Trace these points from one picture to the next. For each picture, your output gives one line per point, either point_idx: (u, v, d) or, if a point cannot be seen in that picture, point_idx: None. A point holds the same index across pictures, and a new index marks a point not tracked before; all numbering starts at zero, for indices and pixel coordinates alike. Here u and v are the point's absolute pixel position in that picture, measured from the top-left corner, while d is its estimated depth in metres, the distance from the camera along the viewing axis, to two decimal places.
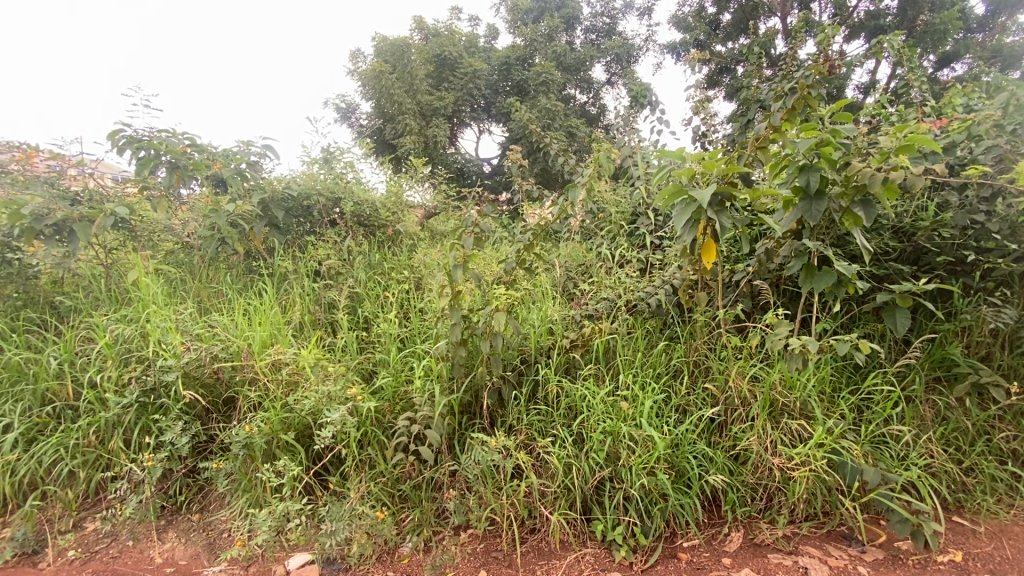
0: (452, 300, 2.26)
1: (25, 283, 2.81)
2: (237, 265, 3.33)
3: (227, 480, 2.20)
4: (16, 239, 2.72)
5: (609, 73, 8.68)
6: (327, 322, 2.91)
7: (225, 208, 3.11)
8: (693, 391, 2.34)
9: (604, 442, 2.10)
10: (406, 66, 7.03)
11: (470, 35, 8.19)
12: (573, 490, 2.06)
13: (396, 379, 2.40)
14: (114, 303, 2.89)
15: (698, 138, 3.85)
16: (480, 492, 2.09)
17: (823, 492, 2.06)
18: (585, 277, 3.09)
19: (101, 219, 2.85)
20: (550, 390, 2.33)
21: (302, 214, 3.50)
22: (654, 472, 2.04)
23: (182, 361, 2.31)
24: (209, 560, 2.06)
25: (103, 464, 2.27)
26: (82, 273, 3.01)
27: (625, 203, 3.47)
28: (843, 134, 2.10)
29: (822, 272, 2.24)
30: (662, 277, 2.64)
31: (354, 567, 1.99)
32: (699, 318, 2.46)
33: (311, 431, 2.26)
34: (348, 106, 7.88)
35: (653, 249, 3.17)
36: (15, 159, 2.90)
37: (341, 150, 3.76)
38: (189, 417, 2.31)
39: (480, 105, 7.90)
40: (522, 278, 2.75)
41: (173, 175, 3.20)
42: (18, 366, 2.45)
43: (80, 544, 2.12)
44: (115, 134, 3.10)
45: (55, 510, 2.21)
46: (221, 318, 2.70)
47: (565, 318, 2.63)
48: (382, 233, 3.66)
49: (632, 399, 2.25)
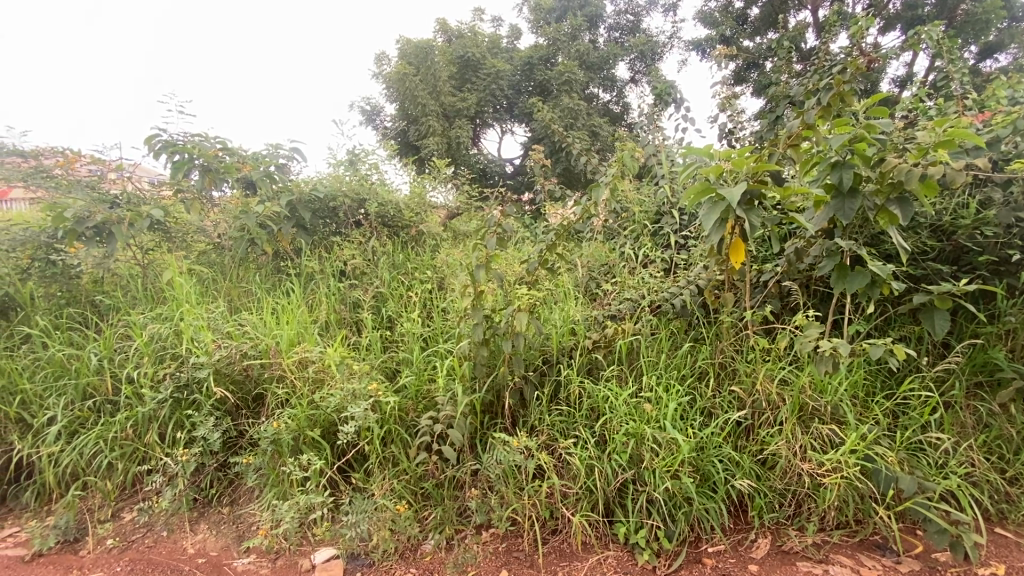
0: (474, 300, 2.29)
1: (68, 283, 2.95)
2: (265, 265, 3.38)
3: (255, 474, 2.24)
4: (59, 240, 2.87)
5: (633, 71, 8.58)
6: (351, 321, 2.96)
7: (254, 209, 3.19)
8: (719, 393, 2.30)
9: (627, 444, 2.07)
10: (429, 67, 7.11)
11: (493, 36, 8.21)
12: (595, 492, 2.05)
13: (418, 378, 2.42)
14: (150, 302, 3.00)
15: (724, 135, 3.80)
16: (502, 491, 2.09)
17: (855, 499, 2.00)
18: (607, 277, 3.06)
19: (137, 221, 2.97)
20: (572, 391, 2.32)
21: (327, 215, 3.58)
22: (678, 476, 2.00)
23: (213, 358, 2.38)
24: (238, 552, 2.12)
25: (140, 457, 2.35)
26: (120, 272, 3.12)
27: (648, 202, 3.43)
28: (879, 129, 2.03)
29: (855, 272, 2.16)
30: (687, 277, 2.61)
31: (377, 563, 2.02)
32: (725, 319, 2.40)
33: (336, 428, 2.30)
34: (373, 109, 7.96)
35: (677, 249, 3.13)
36: (57, 163, 2.99)
37: (366, 152, 3.83)
38: (220, 413, 2.38)
39: (503, 105, 7.92)
40: (545, 278, 2.74)
41: (206, 177, 3.30)
42: (62, 362, 2.56)
43: (118, 533, 2.21)
44: (151, 138, 3.22)
45: (94, 500, 2.30)
46: (250, 317, 2.76)
47: (587, 318, 2.61)
48: (406, 234, 3.70)
49: (656, 401, 2.22)
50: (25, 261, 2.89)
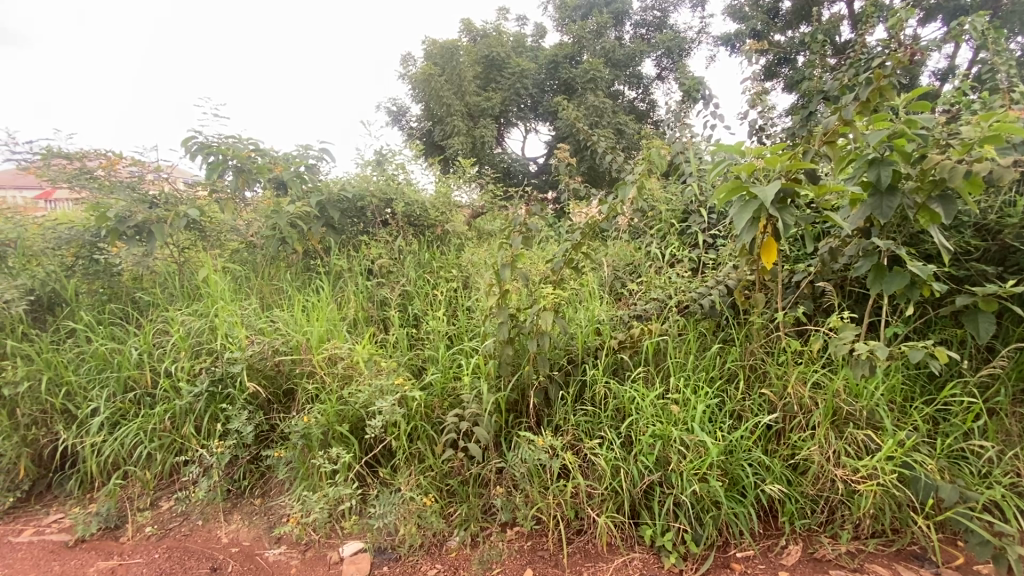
0: (500, 298, 2.30)
1: (110, 280, 3.09)
2: (295, 264, 3.45)
3: (286, 467, 2.30)
4: (102, 240, 3.03)
5: (660, 67, 8.47)
6: (378, 319, 3.01)
7: (285, 209, 3.27)
8: (749, 395, 2.26)
9: (654, 445, 2.05)
10: (454, 67, 7.15)
11: (518, 35, 8.20)
12: (621, 493, 2.03)
13: (444, 375, 2.45)
14: (187, 299, 3.10)
15: (754, 132, 3.72)
16: (526, 490, 2.10)
17: (892, 508, 1.93)
18: (633, 276, 3.03)
19: (174, 220, 3.08)
20: (598, 391, 2.30)
21: (355, 215, 3.64)
22: (706, 479, 1.97)
23: (246, 354, 2.44)
24: (270, 543, 2.18)
25: (177, 448, 2.43)
26: (158, 270, 3.23)
27: (675, 200, 3.38)
28: (921, 124, 1.96)
29: (893, 273, 2.09)
30: (716, 276, 2.56)
31: (403, 558, 2.04)
32: (756, 321, 2.35)
33: (363, 424, 2.34)
34: (399, 110, 8.03)
35: (705, 248, 3.08)
36: (100, 165, 3.12)
37: (393, 153, 3.88)
38: (253, 407, 2.44)
39: (527, 104, 7.91)
40: (570, 277, 2.73)
41: (239, 178, 3.43)
42: (104, 356, 2.67)
43: (156, 521, 2.30)
44: (188, 140, 3.33)
45: (134, 489, 2.39)
46: (282, 313, 2.82)
47: (612, 318, 2.59)
48: (431, 233, 3.74)
49: (684, 402, 2.19)
50: (70, 259, 3.04)
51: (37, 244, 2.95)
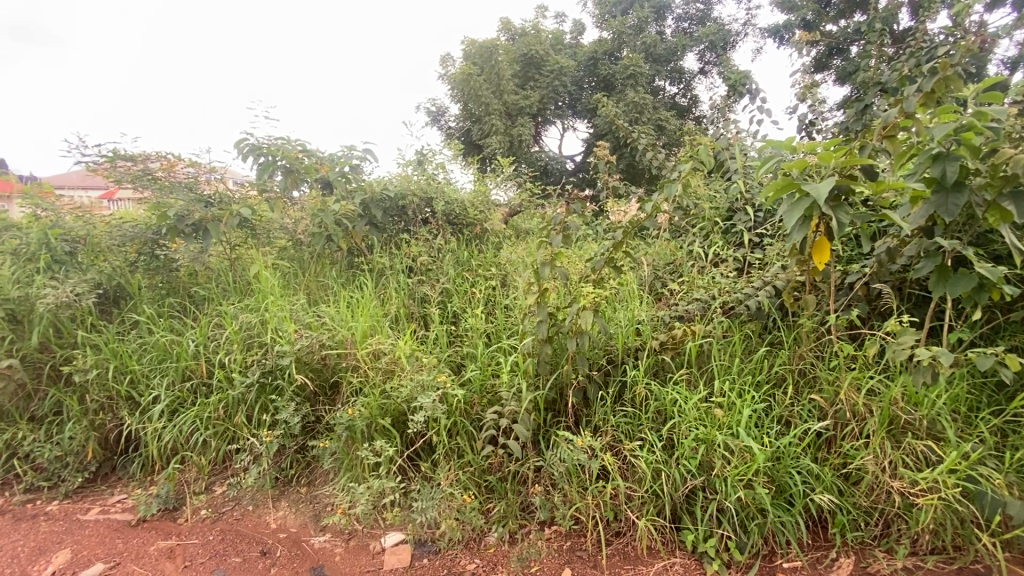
0: (539, 297, 2.31)
1: (169, 275, 3.27)
2: (340, 261, 3.55)
3: (331, 458, 2.38)
4: (163, 237, 3.20)
5: (703, 61, 8.27)
6: (419, 316, 3.07)
7: (331, 208, 3.37)
8: (798, 401, 2.17)
9: (696, 449, 2.01)
10: (493, 67, 7.18)
11: (556, 32, 8.16)
12: (662, 496, 2.00)
13: (483, 372, 2.47)
14: (239, 294, 3.24)
15: (803, 127, 3.58)
16: (565, 490, 2.09)
17: (954, 524, 1.82)
18: (674, 276, 2.97)
19: (227, 219, 3.22)
20: (638, 392, 2.26)
21: (397, 214, 3.72)
22: (752, 485, 1.91)
23: (295, 347, 2.53)
24: (315, 530, 2.26)
25: (230, 436, 2.55)
26: (213, 266, 3.40)
27: (719, 198, 3.29)
28: (993, 116, 1.83)
29: (958, 275, 1.97)
30: (763, 277, 2.48)
31: (442, 551, 2.08)
32: (806, 323, 2.26)
33: (405, 418, 2.39)
34: (437, 110, 8.12)
35: (750, 247, 2.99)
36: (161, 166, 3.26)
37: (433, 152, 3.95)
38: (300, 398, 2.54)
39: (565, 102, 7.87)
40: (610, 276, 2.70)
41: (289, 178, 3.55)
42: (165, 346, 2.83)
43: (210, 505, 2.42)
44: (241, 142, 3.48)
45: (190, 473, 2.53)
46: (327, 309, 2.92)
47: (653, 318, 2.55)
48: (470, 231, 3.78)
49: (728, 406, 2.13)
50: (133, 255, 3.23)
51: (105, 241, 3.14)
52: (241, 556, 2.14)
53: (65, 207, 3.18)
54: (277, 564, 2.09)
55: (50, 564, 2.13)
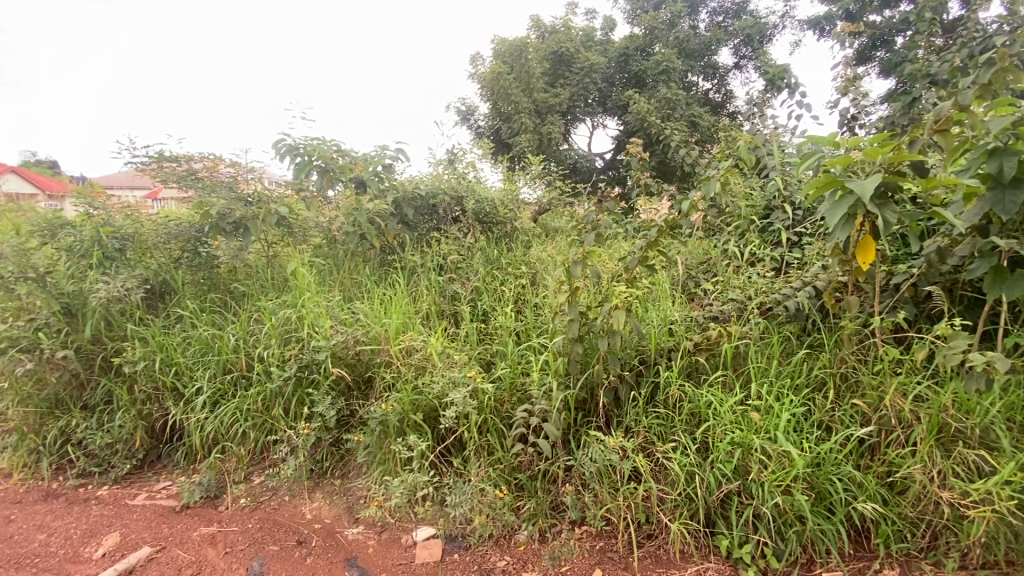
0: (570, 296, 2.29)
1: (210, 271, 3.40)
2: (373, 258, 3.61)
3: (365, 451, 2.42)
4: (205, 234, 3.31)
5: (738, 56, 8.06)
6: (450, 313, 3.10)
7: (365, 207, 3.44)
8: (839, 406, 2.10)
9: (731, 453, 1.96)
10: (523, 66, 7.17)
11: (587, 29, 8.08)
12: (696, 500, 1.97)
13: (513, 370, 2.47)
14: (277, 290, 3.34)
15: (845, 122, 3.45)
16: (596, 490, 2.08)
17: (1009, 538, 1.73)
18: (708, 276, 2.91)
19: (266, 217, 3.32)
20: (671, 393, 2.22)
21: (428, 212, 3.76)
22: (790, 492, 1.86)
23: (331, 342, 2.59)
24: (349, 522, 2.31)
25: (268, 428, 2.63)
26: (252, 263, 3.51)
27: (756, 196, 3.21)
28: None
29: (1015, 276, 1.86)
30: (803, 277, 2.41)
31: (473, 547, 2.10)
32: (848, 325, 2.18)
33: (436, 414, 2.41)
34: (467, 109, 8.17)
35: (788, 246, 2.90)
36: (204, 166, 3.39)
37: (463, 151, 4.00)
38: (335, 392, 2.60)
39: (595, 99, 7.80)
40: (642, 275, 2.66)
41: (324, 177, 3.60)
42: (207, 340, 2.93)
43: (249, 494, 2.51)
44: (279, 143, 3.58)
45: (230, 463, 2.62)
46: (361, 305, 2.97)
47: (686, 318, 2.51)
48: (500, 229, 3.80)
49: (765, 410, 2.08)
50: (177, 252, 3.36)
51: (152, 238, 3.28)
52: (278, 545, 2.20)
53: (115, 206, 3.33)
54: (312, 554, 2.15)
55: (101, 546, 2.25)
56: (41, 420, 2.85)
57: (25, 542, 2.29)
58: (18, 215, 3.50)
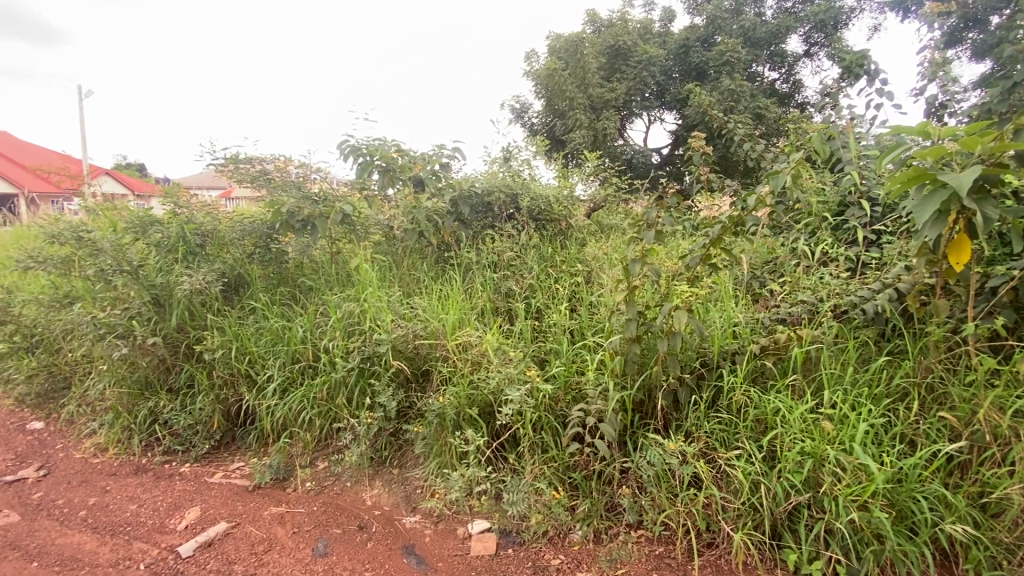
0: (629, 295, 2.25)
1: (279, 266, 3.60)
2: (430, 255, 3.69)
3: (422, 443, 2.49)
4: (276, 231, 3.50)
5: (808, 43, 7.62)
6: (505, 310, 3.12)
7: (424, 205, 3.52)
8: (924, 418, 1.95)
9: (801, 464, 1.86)
10: (578, 61, 7.09)
11: (645, 21, 7.88)
12: (761, 510, 1.88)
13: (568, 368, 2.45)
14: (340, 284, 3.48)
15: (932, 111, 3.19)
16: (654, 494, 2.04)
17: None
18: (774, 276, 2.77)
19: (332, 215, 3.47)
20: (735, 398, 2.13)
21: (483, 210, 3.80)
22: (868, 507, 1.74)
23: (392, 336, 2.68)
24: (407, 511, 2.38)
25: (332, 417, 2.76)
26: (318, 259, 3.68)
27: (829, 191, 3.02)
28: None
29: None
30: (884, 278, 2.24)
31: (527, 543, 2.12)
32: (936, 332, 2.02)
33: (491, 409, 2.44)
34: (521, 107, 8.18)
35: (865, 245, 2.71)
36: (276, 166, 3.58)
37: (518, 149, 4.02)
38: (395, 384, 2.68)
39: (653, 93, 7.60)
40: (704, 274, 2.57)
41: (385, 177, 3.71)
42: (278, 331, 3.11)
43: (315, 478, 2.64)
44: (343, 144, 3.73)
45: (297, 448, 2.77)
46: (420, 300, 3.05)
47: (750, 320, 2.40)
48: (555, 227, 3.78)
49: (839, 419, 1.96)
50: (250, 248, 3.57)
51: (229, 234, 3.51)
52: (341, 528, 2.31)
53: (196, 205, 3.57)
54: (372, 539, 2.23)
55: (184, 519, 2.43)
56: (133, 400, 3.13)
57: (119, 511, 2.52)
58: (115, 214, 3.84)
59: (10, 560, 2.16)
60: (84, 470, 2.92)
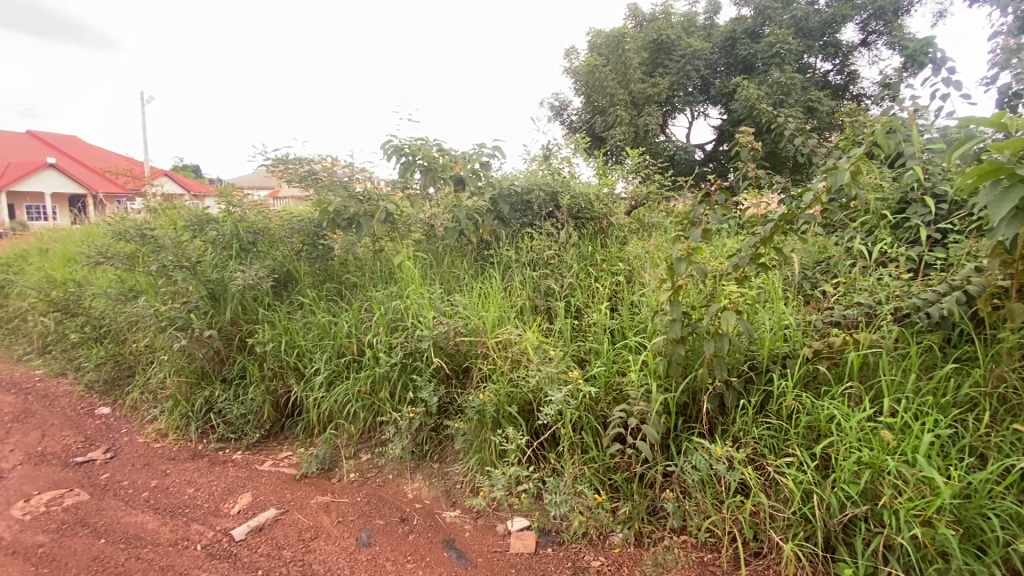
0: (673, 294, 2.19)
1: (325, 263, 3.67)
2: (470, 254, 3.72)
3: (463, 439, 2.51)
4: (324, 229, 3.58)
5: (865, 32, 7.23)
6: (544, 308, 3.12)
7: (465, 203, 3.55)
8: (995, 431, 1.82)
9: (858, 474, 1.78)
10: (620, 56, 6.97)
11: (689, 14, 7.68)
12: (814, 521, 1.81)
13: (609, 368, 2.42)
14: (384, 281, 3.56)
15: (1006, 101, 2.97)
16: (699, 499, 2.00)
17: None
18: (828, 276, 2.65)
19: (377, 214, 3.54)
20: (786, 404, 2.05)
21: (523, 208, 3.80)
22: (932, 523, 1.64)
23: (433, 332, 2.72)
24: (447, 505, 2.42)
25: (375, 410, 2.83)
26: (363, 257, 3.72)
27: (889, 188, 2.86)
28: None
29: None
30: (951, 280, 2.10)
31: (567, 543, 2.11)
32: (1010, 338, 1.88)
33: (531, 407, 2.44)
34: (560, 105, 8.14)
35: (928, 245, 2.56)
36: (323, 166, 3.70)
37: (559, 147, 4.01)
38: (437, 380, 2.72)
39: (697, 88, 7.40)
40: (752, 273, 2.49)
41: (427, 176, 3.74)
42: (325, 326, 3.21)
43: (358, 469, 2.72)
44: (386, 144, 3.81)
45: (342, 439, 2.86)
46: (461, 298, 3.09)
47: (802, 322, 2.31)
48: (595, 225, 3.74)
49: (900, 429, 1.85)
50: (298, 246, 3.68)
51: (279, 232, 3.64)
52: (383, 519, 2.36)
53: (248, 204, 3.73)
54: (414, 531, 2.28)
55: (237, 504, 2.55)
56: (191, 389, 3.31)
57: (178, 494, 2.67)
58: (175, 212, 4.06)
59: (81, 536, 2.32)
60: (146, 453, 3.10)
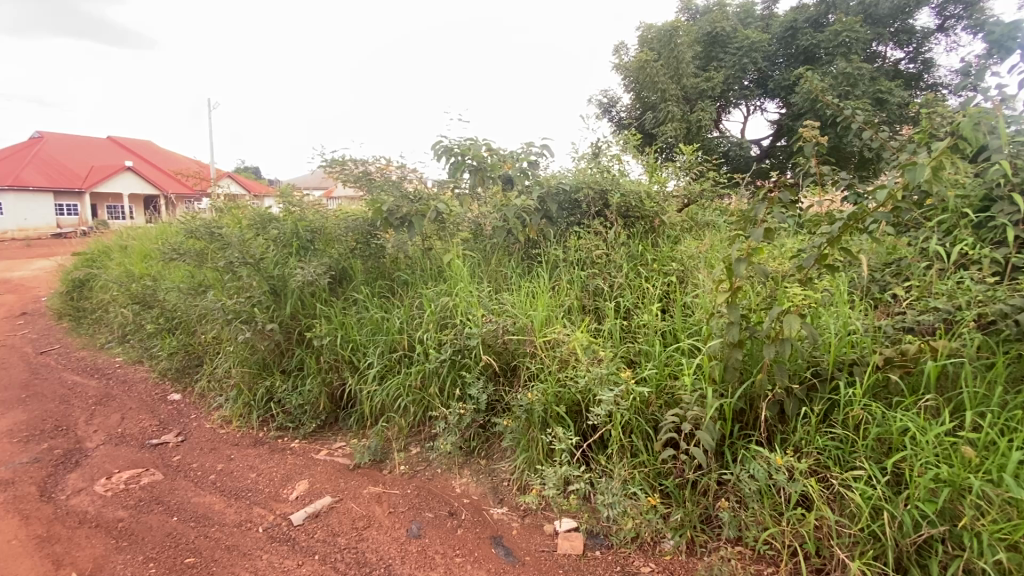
0: (731, 296, 2.11)
1: (378, 260, 3.79)
2: (517, 253, 3.72)
3: (511, 437, 2.53)
4: (377, 228, 3.67)
5: (943, 16, 6.73)
6: (592, 308, 3.09)
7: (513, 203, 3.56)
8: None
9: (935, 492, 1.66)
10: (672, 50, 6.73)
11: (746, 4, 7.39)
12: (884, 540, 1.71)
13: (661, 371, 2.36)
14: (433, 278, 3.63)
15: None
16: (756, 510, 1.92)
17: None
18: (899, 279, 2.49)
19: (428, 213, 3.59)
20: (854, 414, 1.94)
21: (572, 207, 3.77)
22: (1020, 549, 1.52)
23: (482, 330, 2.75)
24: (494, 502, 2.44)
25: (425, 405, 2.90)
26: (413, 255, 3.80)
27: (971, 184, 2.65)
28: None
29: None
30: None
31: (616, 547, 2.09)
32: None
33: (580, 408, 2.43)
34: (608, 101, 8.01)
35: (1016, 246, 2.36)
36: (377, 167, 3.81)
37: (608, 144, 3.96)
38: (485, 377, 2.75)
39: (753, 81, 7.11)
40: (816, 275, 2.36)
41: (476, 176, 3.80)
42: (377, 321, 3.32)
43: (408, 462, 2.79)
44: (437, 144, 3.88)
45: (393, 432, 2.94)
46: (508, 296, 3.10)
47: (871, 328, 2.17)
48: (645, 224, 3.67)
49: (984, 446, 1.72)
50: (353, 244, 3.78)
51: (335, 230, 3.76)
52: (432, 512, 2.41)
53: (307, 204, 3.90)
54: (462, 526, 2.31)
55: (295, 490, 2.67)
56: (253, 379, 3.49)
57: (242, 478, 2.82)
58: (239, 211, 4.30)
59: (156, 513, 2.51)
60: (213, 438, 3.30)
